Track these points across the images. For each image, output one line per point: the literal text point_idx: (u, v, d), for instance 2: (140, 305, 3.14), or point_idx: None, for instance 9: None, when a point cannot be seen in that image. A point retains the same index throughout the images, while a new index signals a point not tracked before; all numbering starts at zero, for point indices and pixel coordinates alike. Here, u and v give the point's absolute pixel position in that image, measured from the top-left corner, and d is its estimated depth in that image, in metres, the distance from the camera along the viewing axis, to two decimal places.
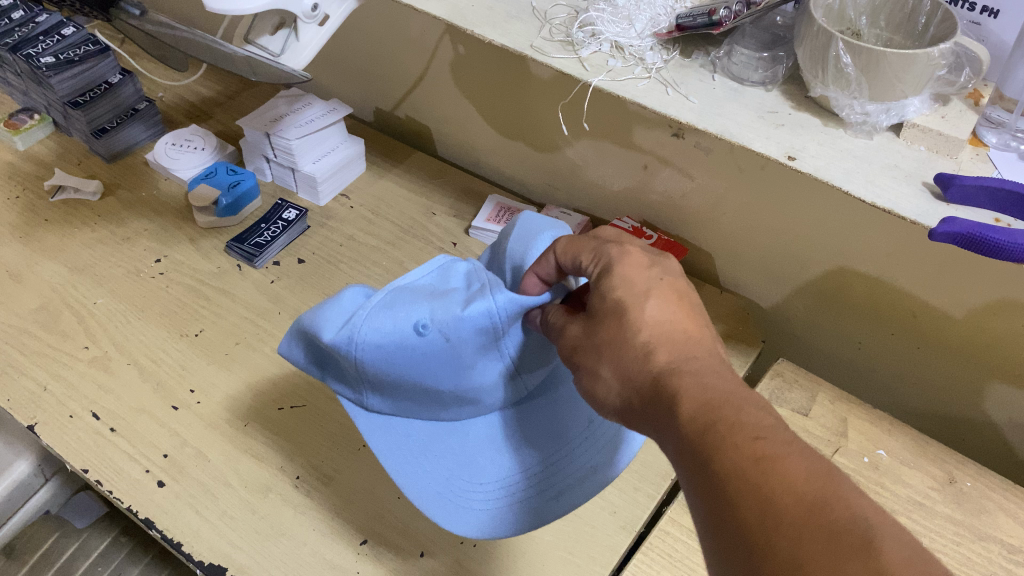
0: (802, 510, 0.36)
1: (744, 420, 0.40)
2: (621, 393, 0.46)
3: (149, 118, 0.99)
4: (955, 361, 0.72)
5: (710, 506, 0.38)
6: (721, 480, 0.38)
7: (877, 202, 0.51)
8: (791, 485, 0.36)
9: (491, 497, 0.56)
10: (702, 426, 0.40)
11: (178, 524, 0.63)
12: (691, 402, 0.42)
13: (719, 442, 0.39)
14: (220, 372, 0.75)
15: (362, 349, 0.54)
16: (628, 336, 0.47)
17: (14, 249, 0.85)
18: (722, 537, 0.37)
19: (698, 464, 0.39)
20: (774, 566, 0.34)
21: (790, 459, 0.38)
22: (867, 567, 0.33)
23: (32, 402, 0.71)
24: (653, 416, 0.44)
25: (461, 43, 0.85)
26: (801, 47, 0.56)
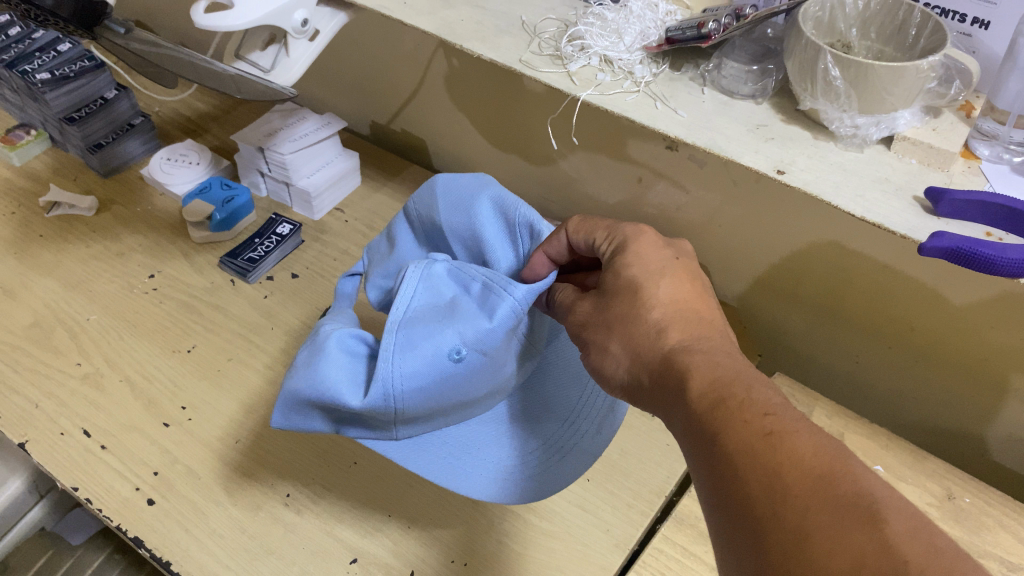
0: (808, 482, 0.35)
1: (754, 399, 0.41)
2: (630, 369, 0.48)
3: (145, 133, 1.00)
4: (954, 375, 0.71)
5: (717, 481, 0.38)
6: (728, 455, 0.38)
7: (866, 217, 0.51)
8: (798, 459, 0.36)
9: (529, 467, 0.59)
10: (711, 403, 0.41)
11: (167, 543, 0.63)
12: (701, 382, 0.43)
13: (728, 419, 0.40)
14: (212, 389, 0.74)
15: (401, 392, 0.52)
16: (641, 312, 0.49)
17: (8, 265, 0.85)
18: (728, 511, 0.37)
19: (707, 442, 0.40)
20: (779, 536, 0.34)
21: (799, 435, 0.38)
22: (872, 537, 0.33)
23: (23, 419, 0.71)
24: (662, 395, 0.45)
25: (454, 57, 0.85)
26: (790, 60, 0.56)
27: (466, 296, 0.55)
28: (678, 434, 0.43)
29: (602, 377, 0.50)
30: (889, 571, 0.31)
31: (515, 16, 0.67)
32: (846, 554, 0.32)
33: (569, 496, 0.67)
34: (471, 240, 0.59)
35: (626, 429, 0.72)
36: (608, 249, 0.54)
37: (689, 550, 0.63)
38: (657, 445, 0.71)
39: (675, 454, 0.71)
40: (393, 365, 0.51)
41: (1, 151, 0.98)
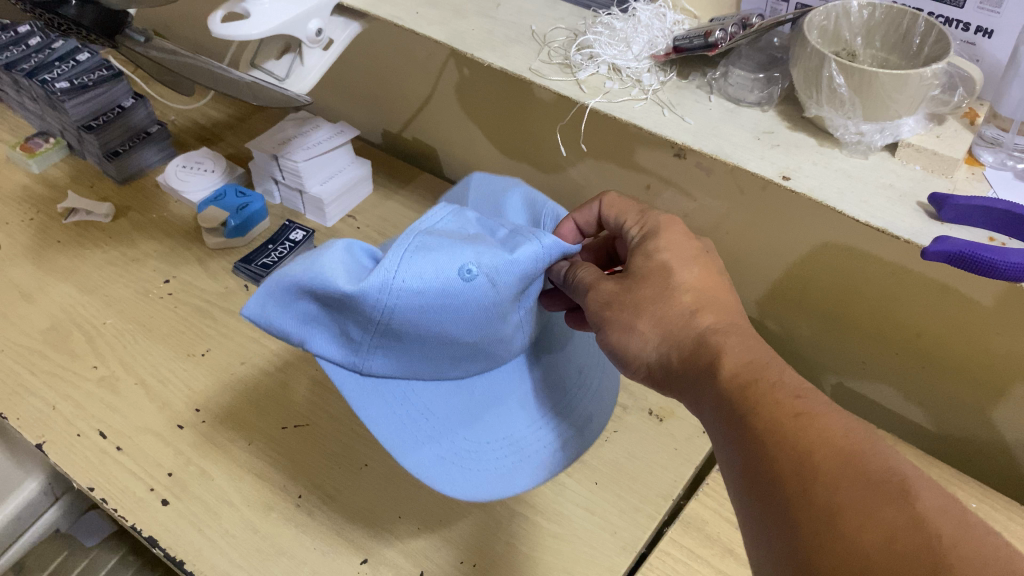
0: (838, 460, 0.36)
1: (784, 383, 0.42)
2: (659, 347, 0.49)
3: (161, 141, 1.02)
4: (961, 381, 0.71)
5: (747, 459, 0.40)
6: (758, 434, 0.40)
7: (871, 222, 0.51)
8: (829, 437, 0.38)
9: (503, 455, 0.59)
10: (743, 384, 0.43)
11: (180, 542, 0.64)
12: (735, 363, 0.44)
13: (760, 399, 0.41)
14: (225, 392, 0.75)
15: (398, 300, 0.50)
16: (675, 294, 0.50)
17: (27, 270, 0.87)
18: (758, 488, 0.38)
19: (737, 422, 0.41)
20: (809, 508, 0.35)
21: (829, 418, 0.39)
22: (903, 511, 0.34)
23: (40, 421, 0.72)
24: (692, 377, 0.46)
25: (466, 66, 0.86)
26: (796, 69, 0.57)
27: (483, 237, 0.54)
28: (707, 413, 0.44)
29: (625, 354, 0.51)
30: (921, 542, 0.32)
31: (525, 25, 0.69)
32: (879, 526, 0.33)
33: (577, 499, 0.68)
34: (495, 222, 0.62)
35: (634, 434, 0.73)
36: (637, 232, 0.56)
37: (696, 553, 0.63)
38: (664, 449, 0.72)
39: (682, 458, 0.71)
40: (397, 271, 0.50)
41: (20, 159, 1.00)
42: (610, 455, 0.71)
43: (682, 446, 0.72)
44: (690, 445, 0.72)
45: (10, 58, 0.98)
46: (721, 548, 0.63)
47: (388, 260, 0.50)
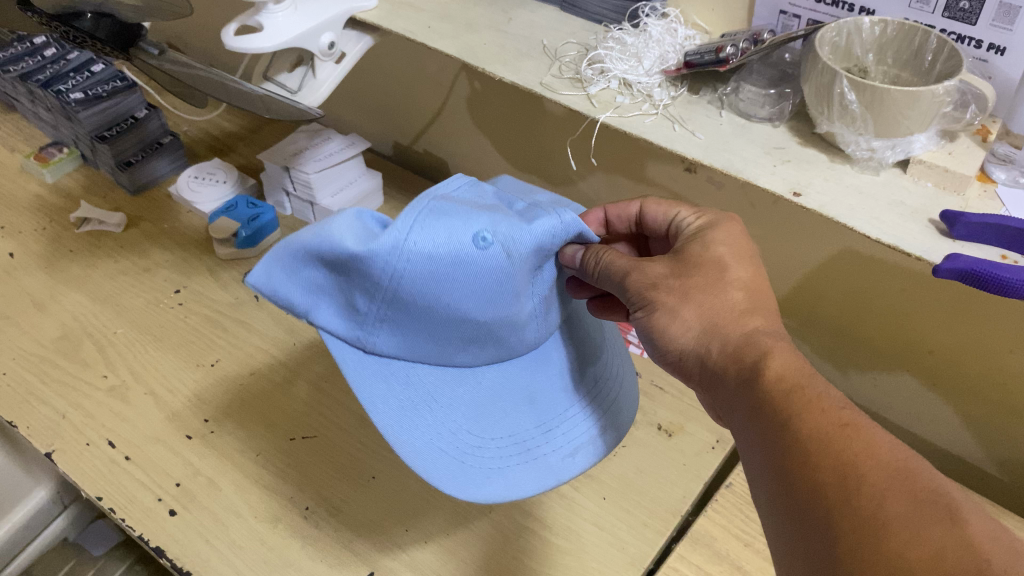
0: (885, 476, 0.35)
1: (832, 393, 0.41)
2: (700, 337, 0.47)
3: (174, 152, 1.02)
4: (974, 399, 0.70)
5: (787, 464, 0.38)
6: (801, 442, 0.38)
7: (882, 238, 0.51)
8: (874, 453, 0.36)
9: (508, 462, 0.56)
10: (787, 390, 0.41)
11: (188, 553, 0.64)
12: (782, 365, 0.42)
13: (805, 408, 0.39)
14: (234, 403, 0.76)
15: (410, 257, 0.50)
16: (725, 291, 0.48)
17: (39, 279, 0.87)
18: (796, 496, 0.37)
19: (777, 425, 0.40)
20: (851, 523, 0.34)
21: (875, 433, 0.38)
22: (952, 532, 0.33)
23: (50, 430, 0.73)
24: (729, 373, 0.45)
25: (477, 79, 0.86)
26: (807, 85, 0.57)
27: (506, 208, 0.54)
28: (744, 407, 0.43)
29: (659, 336, 0.50)
30: (970, 565, 0.31)
31: (537, 40, 0.69)
32: (925, 547, 0.32)
33: (585, 514, 0.67)
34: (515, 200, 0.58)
35: (642, 449, 0.73)
36: (695, 221, 0.55)
37: (704, 570, 0.63)
38: (672, 465, 0.71)
39: (691, 474, 0.71)
40: (416, 230, 0.50)
41: (35, 168, 1.00)
42: (618, 470, 0.71)
43: (691, 462, 0.72)
44: (700, 460, 0.72)
45: (26, 69, 0.99)
46: (730, 565, 0.63)
47: (404, 218, 0.50)
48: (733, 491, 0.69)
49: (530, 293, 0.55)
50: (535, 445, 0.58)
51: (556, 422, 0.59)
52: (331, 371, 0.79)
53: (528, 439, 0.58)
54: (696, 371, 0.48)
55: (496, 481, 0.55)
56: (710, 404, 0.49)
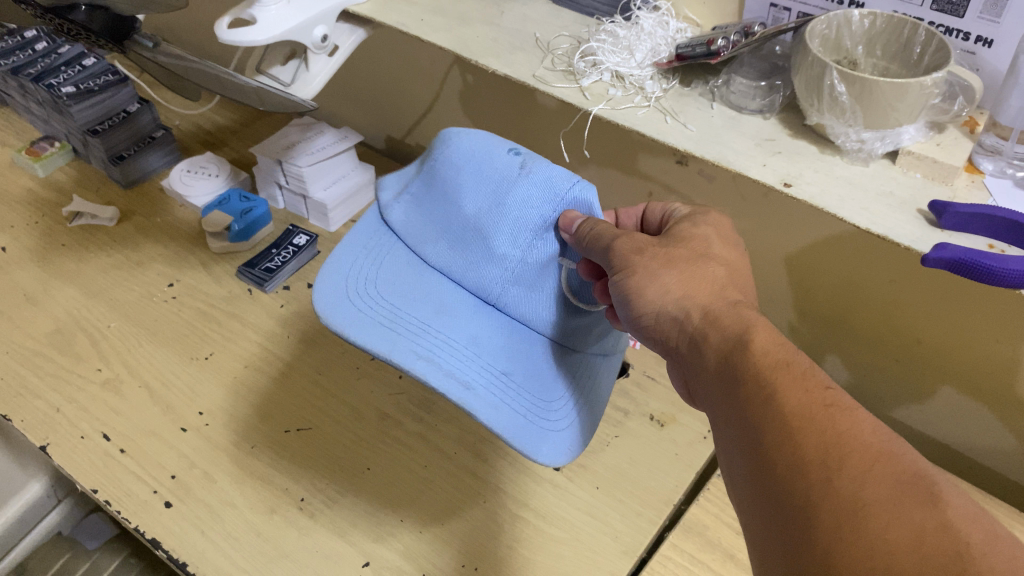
0: (868, 456, 0.36)
1: (816, 372, 0.41)
2: (677, 301, 0.47)
3: (166, 145, 1.02)
4: (962, 388, 0.71)
5: (767, 439, 0.38)
6: (784, 415, 0.38)
7: (872, 228, 0.52)
8: (858, 433, 0.37)
9: (365, 312, 0.59)
10: (773, 363, 0.41)
11: (184, 545, 0.64)
12: (765, 341, 0.43)
13: (791, 385, 0.39)
14: (229, 396, 0.76)
15: (453, 137, 0.62)
16: (705, 266, 0.50)
17: (32, 273, 0.87)
18: (775, 472, 0.37)
19: (758, 398, 0.40)
20: (831, 501, 0.34)
21: (857, 415, 0.38)
22: (934, 515, 0.33)
23: (45, 423, 0.73)
24: (706, 343, 0.45)
25: (470, 72, 0.87)
26: (797, 77, 0.58)
27: None
28: (719, 378, 0.43)
29: (635, 297, 0.49)
30: (950, 550, 0.32)
31: (530, 33, 0.69)
32: (906, 528, 0.33)
33: (578, 503, 0.68)
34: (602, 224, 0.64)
35: (636, 439, 0.73)
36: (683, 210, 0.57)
37: (696, 558, 0.63)
38: (665, 455, 0.72)
39: (683, 464, 0.71)
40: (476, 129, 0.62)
41: (26, 162, 1.00)
42: (611, 460, 0.71)
43: (684, 452, 0.72)
44: (692, 450, 0.72)
45: (15, 64, 0.98)
46: (723, 553, 0.64)
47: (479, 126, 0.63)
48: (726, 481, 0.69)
49: (517, 237, 0.58)
50: (439, 359, 0.57)
51: (471, 370, 0.57)
52: (325, 365, 0.80)
53: (400, 323, 0.59)
54: (671, 345, 0.48)
55: (345, 312, 0.59)
56: (680, 377, 0.49)
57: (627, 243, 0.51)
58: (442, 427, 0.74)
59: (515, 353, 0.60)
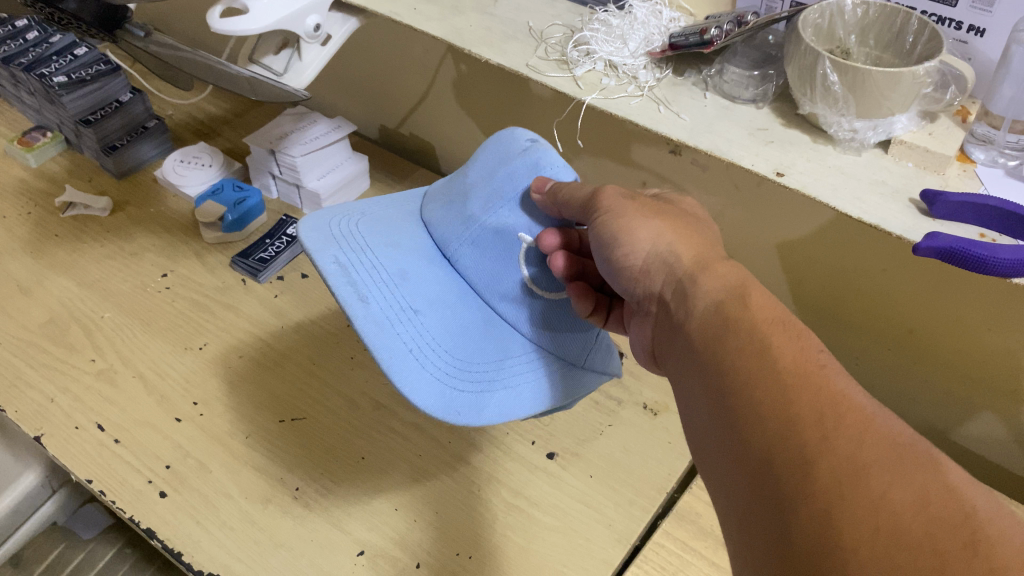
0: (865, 417, 0.35)
1: (810, 337, 0.40)
2: (660, 242, 0.49)
3: (159, 136, 1.02)
4: (953, 376, 0.72)
5: (758, 394, 0.37)
6: (779, 371, 0.37)
7: (864, 217, 0.52)
8: (851, 394, 0.36)
9: (328, 225, 0.63)
10: (769, 322, 0.41)
11: (179, 535, 0.64)
12: (761, 301, 0.42)
13: (786, 343, 0.39)
14: (224, 386, 0.76)
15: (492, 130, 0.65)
16: (690, 224, 0.52)
17: (25, 264, 0.87)
18: (766, 425, 0.36)
19: (752, 355, 0.39)
20: (830, 458, 0.33)
21: (850, 382, 0.38)
22: (935, 478, 0.33)
23: (39, 414, 0.73)
24: (698, 300, 0.44)
25: (464, 62, 0.86)
26: (790, 66, 0.58)
27: None
28: (704, 339, 0.42)
29: (624, 235, 0.50)
30: (955, 509, 0.32)
31: (523, 22, 0.69)
32: (910, 488, 0.32)
33: (572, 491, 0.68)
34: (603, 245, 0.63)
35: (629, 428, 0.73)
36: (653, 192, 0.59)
37: (690, 546, 0.64)
38: (658, 443, 0.72)
39: (676, 452, 0.71)
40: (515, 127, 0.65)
41: (18, 153, 1.00)
42: (605, 448, 0.72)
43: (677, 441, 0.72)
44: (685, 439, 0.73)
45: (8, 53, 0.98)
46: (716, 541, 0.64)
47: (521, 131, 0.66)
48: None
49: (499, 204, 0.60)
50: (354, 274, 0.59)
51: (385, 295, 0.58)
52: (320, 355, 0.80)
53: (349, 240, 0.62)
54: (653, 288, 0.49)
55: (316, 220, 0.64)
56: (649, 325, 0.50)
57: (616, 190, 0.54)
58: (437, 417, 0.75)
59: (456, 314, 0.61)
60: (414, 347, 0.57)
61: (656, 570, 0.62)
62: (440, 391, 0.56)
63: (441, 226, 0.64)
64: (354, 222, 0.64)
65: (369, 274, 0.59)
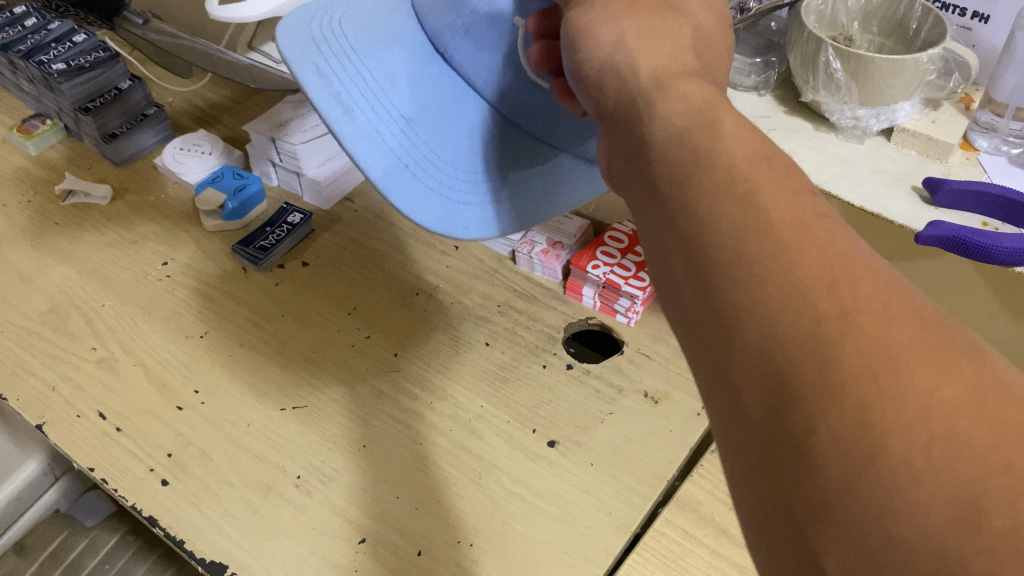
0: (886, 285, 0.24)
1: (803, 178, 0.29)
2: (627, 50, 0.35)
3: (159, 123, 1.01)
4: None
5: (745, 243, 0.26)
6: (762, 221, 0.26)
7: (866, 206, 0.52)
8: (865, 257, 0.25)
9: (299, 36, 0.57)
10: (752, 154, 0.28)
11: (181, 523, 0.65)
12: (738, 129, 0.30)
13: (776, 181, 0.27)
14: (225, 374, 0.76)
15: None
16: (682, 20, 0.36)
17: (25, 252, 0.87)
18: (763, 295, 0.25)
19: (728, 197, 0.27)
20: (851, 351, 0.23)
21: (859, 238, 0.27)
22: (989, 371, 0.23)
23: (40, 402, 0.73)
24: (642, 128, 0.32)
25: None
26: (792, 53, 0.57)
27: None
28: (657, 190, 0.30)
29: (585, 40, 0.36)
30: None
31: None
32: (960, 385, 0.22)
33: (573, 479, 0.68)
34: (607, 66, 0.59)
35: (630, 416, 0.73)
36: None
37: (690, 533, 0.64)
38: (659, 431, 0.72)
39: (677, 440, 0.71)
40: None
41: (18, 140, 1.00)
42: (606, 436, 0.72)
43: (677, 428, 0.72)
44: (686, 426, 0.72)
45: (6, 39, 0.98)
46: (716, 528, 0.64)
47: None
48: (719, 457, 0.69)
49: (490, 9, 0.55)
50: (335, 80, 0.55)
51: (371, 104, 0.56)
52: (320, 343, 0.79)
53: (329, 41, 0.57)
54: (605, 107, 0.35)
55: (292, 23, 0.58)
56: (604, 150, 0.36)
57: None
58: (438, 405, 0.74)
59: (447, 115, 0.60)
60: (396, 148, 0.56)
61: (656, 558, 0.62)
62: (437, 206, 0.58)
63: (430, 20, 0.59)
64: (336, 24, 0.58)
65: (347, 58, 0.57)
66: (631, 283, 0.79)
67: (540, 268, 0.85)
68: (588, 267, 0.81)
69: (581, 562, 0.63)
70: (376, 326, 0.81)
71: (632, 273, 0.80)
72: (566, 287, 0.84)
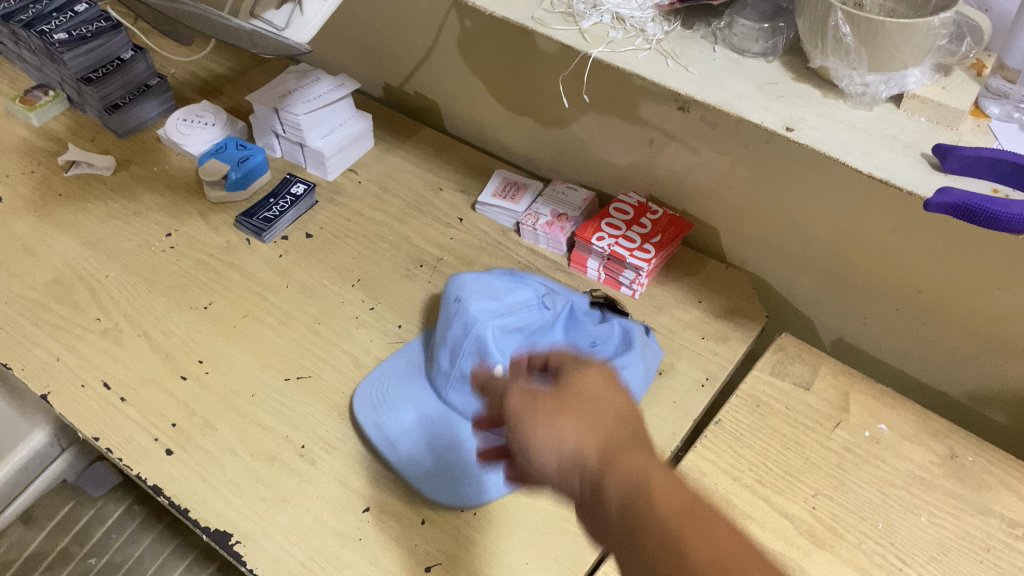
0: (722, 558, 0.43)
1: (697, 501, 0.47)
2: (562, 465, 0.49)
3: (162, 94, 1.00)
4: (962, 334, 0.72)
5: (658, 526, 0.45)
6: (675, 532, 0.44)
7: (874, 172, 0.51)
8: (720, 545, 0.45)
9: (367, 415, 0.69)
10: (645, 499, 0.46)
11: (186, 491, 0.65)
12: (664, 491, 0.46)
13: (667, 516, 0.45)
14: (229, 345, 0.76)
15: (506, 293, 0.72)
16: (600, 398, 0.53)
17: (29, 223, 0.87)
18: (663, 548, 0.44)
19: (645, 502, 0.46)
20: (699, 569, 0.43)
21: (726, 527, 0.45)
22: None
23: (45, 372, 0.73)
24: (609, 506, 0.47)
25: (468, 17, 0.85)
26: (801, 19, 0.56)
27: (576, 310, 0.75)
28: (615, 514, 0.47)
29: (536, 452, 0.51)
30: None
31: None
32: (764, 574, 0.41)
33: None
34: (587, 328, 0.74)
35: None
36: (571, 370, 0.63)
37: None
38: (663, 402, 0.72)
39: (681, 411, 0.71)
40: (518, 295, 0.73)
41: (20, 112, 0.99)
42: None
43: (682, 400, 0.72)
44: (690, 398, 0.72)
45: (9, 9, 0.98)
46: (719, 499, 0.64)
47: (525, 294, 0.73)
48: (723, 428, 0.69)
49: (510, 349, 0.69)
50: (400, 450, 0.67)
51: (422, 447, 0.67)
52: (323, 314, 0.79)
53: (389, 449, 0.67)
54: (575, 489, 0.49)
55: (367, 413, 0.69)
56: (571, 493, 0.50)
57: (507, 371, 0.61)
58: None
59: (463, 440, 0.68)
60: (453, 477, 0.65)
61: None
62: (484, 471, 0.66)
63: (440, 374, 0.70)
64: (384, 400, 0.70)
65: (391, 412, 0.69)
66: (636, 255, 0.78)
67: (544, 240, 0.85)
68: (594, 238, 0.80)
69: (584, 532, 0.63)
70: (379, 298, 0.81)
71: (638, 245, 0.79)
72: (571, 260, 0.83)
